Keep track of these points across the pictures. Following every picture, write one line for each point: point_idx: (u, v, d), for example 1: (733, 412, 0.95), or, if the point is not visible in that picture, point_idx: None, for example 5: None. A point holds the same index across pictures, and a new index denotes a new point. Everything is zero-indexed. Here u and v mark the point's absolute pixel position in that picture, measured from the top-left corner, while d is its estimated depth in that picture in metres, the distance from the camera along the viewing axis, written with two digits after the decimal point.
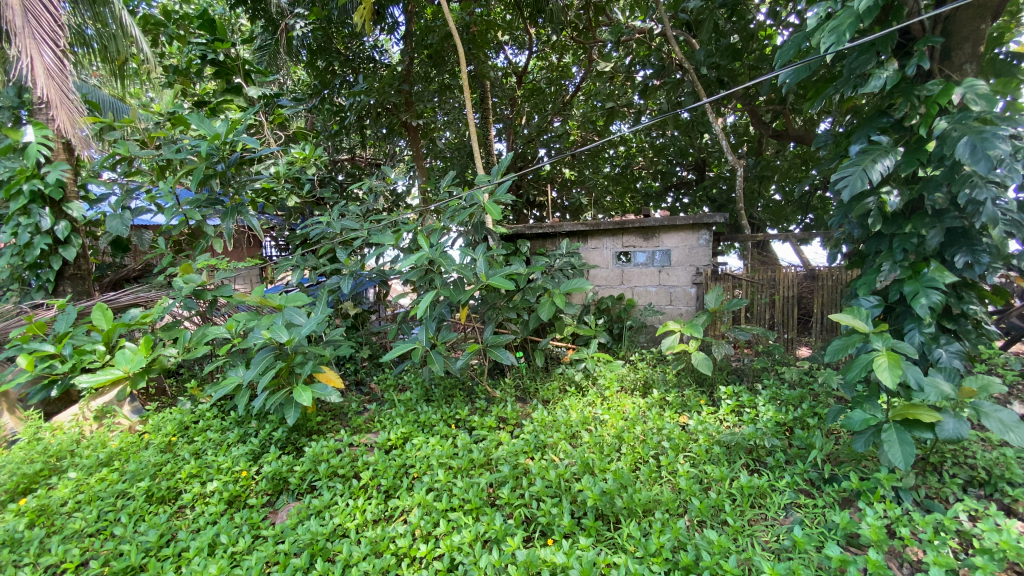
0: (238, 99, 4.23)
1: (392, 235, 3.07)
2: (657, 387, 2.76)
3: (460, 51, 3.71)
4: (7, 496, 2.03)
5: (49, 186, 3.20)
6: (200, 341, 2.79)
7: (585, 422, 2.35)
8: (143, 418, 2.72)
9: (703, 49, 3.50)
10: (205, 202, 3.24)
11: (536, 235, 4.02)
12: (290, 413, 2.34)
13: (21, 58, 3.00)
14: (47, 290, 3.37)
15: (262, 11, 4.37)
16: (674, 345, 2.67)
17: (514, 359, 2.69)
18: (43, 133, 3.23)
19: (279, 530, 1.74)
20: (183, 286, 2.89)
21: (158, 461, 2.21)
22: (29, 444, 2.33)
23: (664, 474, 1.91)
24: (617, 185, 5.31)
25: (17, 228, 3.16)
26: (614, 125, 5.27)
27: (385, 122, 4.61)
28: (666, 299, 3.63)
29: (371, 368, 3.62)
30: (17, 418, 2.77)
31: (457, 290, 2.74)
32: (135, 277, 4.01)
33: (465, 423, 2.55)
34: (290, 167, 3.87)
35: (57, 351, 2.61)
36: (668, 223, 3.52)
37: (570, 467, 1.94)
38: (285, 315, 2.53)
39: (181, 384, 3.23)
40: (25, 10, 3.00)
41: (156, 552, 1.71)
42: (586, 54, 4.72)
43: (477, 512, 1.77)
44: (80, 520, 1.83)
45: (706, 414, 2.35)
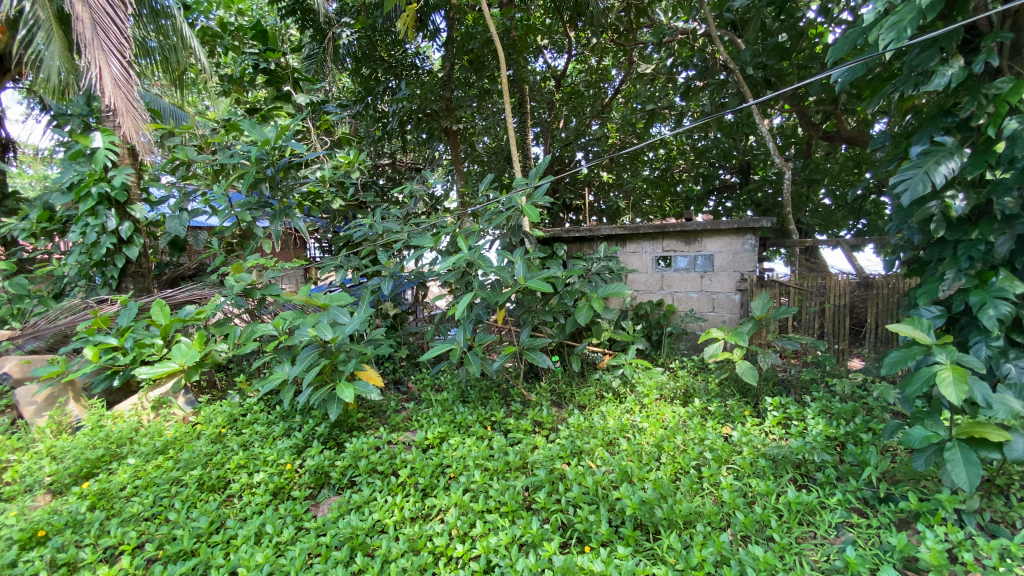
0: (287, 106, 4.41)
1: (432, 238, 3.12)
2: (699, 397, 2.69)
3: (500, 54, 3.72)
4: (72, 479, 2.17)
5: (115, 189, 3.41)
6: (250, 337, 2.92)
7: (623, 430, 2.30)
8: (195, 409, 2.85)
9: (748, 49, 3.42)
10: (256, 204, 3.39)
11: (573, 238, 3.99)
12: (333, 409, 2.41)
13: (91, 68, 3.23)
14: (111, 286, 3.59)
15: (311, 21, 4.57)
16: (717, 353, 2.59)
17: (550, 363, 2.66)
18: (111, 139, 3.45)
19: (321, 522, 1.79)
20: (234, 284, 3.03)
21: (209, 451, 2.32)
22: (93, 430, 2.49)
23: (706, 485, 1.84)
24: (657, 189, 5.21)
25: (86, 229, 3.38)
26: (654, 128, 5.18)
27: (425, 127, 4.69)
28: (708, 306, 3.53)
29: (409, 367, 3.68)
30: (82, 406, 2.97)
31: (494, 292, 2.75)
32: (191, 276, 4.22)
33: (501, 425, 2.55)
34: (335, 171, 3.91)
35: (120, 343, 2.78)
36: (711, 227, 3.43)
37: (608, 475, 1.90)
38: (330, 314, 2.60)
39: (231, 378, 3.37)
40: (94, 23, 3.24)
41: (207, 537, 1.79)
42: (626, 56, 4.68)
43: (513, 515, 1.76)
44: (138, 504, 1.94)
45: (751, 425, 2.26)
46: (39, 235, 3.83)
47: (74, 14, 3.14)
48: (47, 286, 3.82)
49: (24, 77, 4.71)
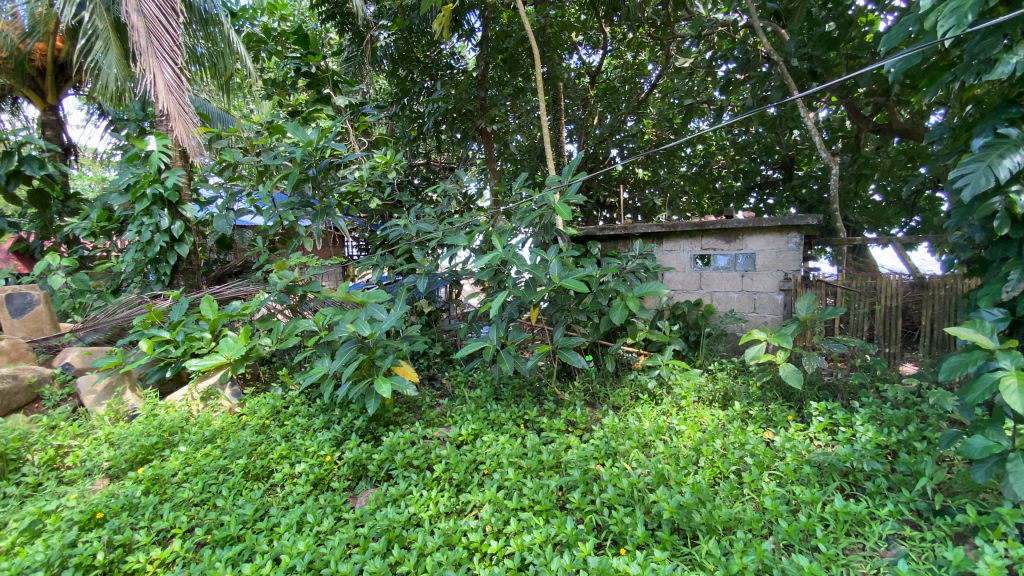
0: (327, 108, 4.54)
1: (466, 236, 3.15)
2: (739, 400, 2.61)
3: (534, 52, 3.70)
4: (129, 464, 2.30)
5: (167, 189, 3.58)
6: (292, 332, 3.02)
7: (659, 432, 2.25)
8: (241, 401, 2.96)
9: (793, 40, 3.28)
10: (298, 204, 3.52)
11: (608, 236, 3.93)
12: (371, 403, 2.47)
13: (146, 75, 3.41)
14: (164, 282, 3.78)
15: (350, 24, 4.69)
16: (760, 355, 2.50)
17: (584, 362, 2.64)
18: (164, 142, 3.63)
19: (359, 514, 1.83)
20: (278, 281, 3.16)
21: (254, 441, 2.41)
22: (147, 418, 2.63)
23: (747, 491, 1.79)
24: (695, 185, 5.09)
25: (142, 228, 3.57)
26: (692, 123, 5.06)
27: (460, 127, 4.71)
28: (749, 306, 3.42)
29: (443, 364, 3.72)
30: (138, 395, 3.10)
31: (528, 291, 2.74)
32: (236, 273, 4.40)
33: (534, 424, 2.54)
34: (373, 171, 3.98)
35: (172, 337, 2.93)
36: (753, 225, 3.32)
37: (644, 477, 1.87)
38: (368, 311, 2.68)
39: (274, 371, 3.48)
40: (149, 31, 3.42)
41: (252, 524, 1.87)
42: (663, 51, 4.60)
43: (547, 514, 1.76)
44: (188, 490, 2.04)
45: (795, 431, 2.18)
46: (99, 234, 4.07)
47: (130, 23, 3.32)
48: (106, 282, 4.06)
49: (85, 84, 5.02)
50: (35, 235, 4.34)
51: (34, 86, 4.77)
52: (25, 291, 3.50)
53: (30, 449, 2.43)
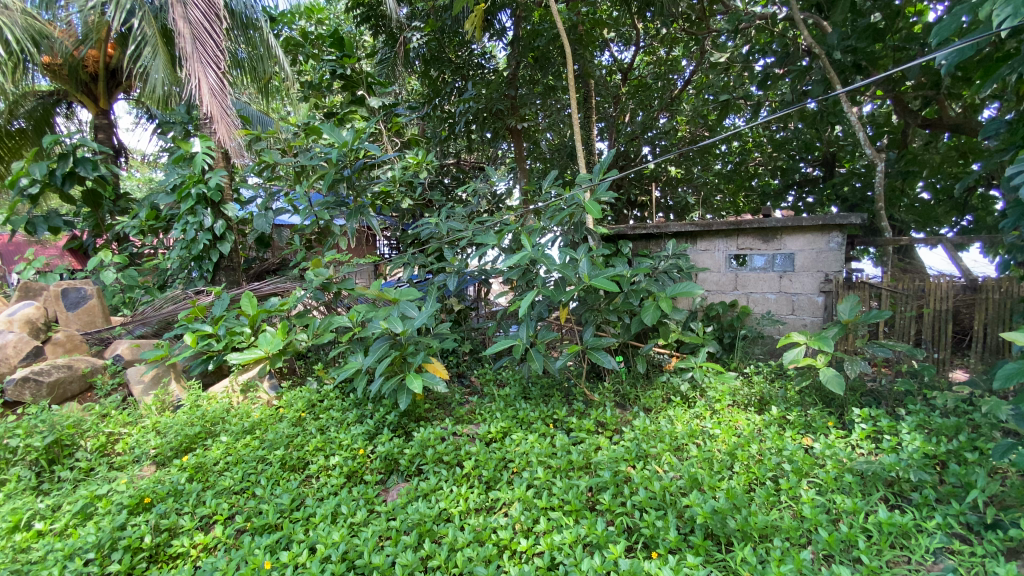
0: (361, 109, 4.63)
1: (496, 235, 3.17)
2: (776, 405, 2.54)
3: (566, 50, 3.68)
4: (174, 452, 2.41)
5: (210, 189, 3.72)
6: (327, 328, 3.10)
7: (693, 435, 2.21)
8: (278, 394, 3.06)
9: (836, 32, 3.15)
10: (334, 203, 3.62)
11: (639, 236, 3.87)
12: (403, 399, 2.52)
13: (192, 80, 3.56)
14: (207, 279, 3.94)
15: (383, 26, 4.79)
16: (799, 359, 2.42)
17: (615, 363, 2.60)
18: (207, 144, 3.78)
19: (391, 507, 1.87)
20: (314, 278, 3.26)
21: (290, 433, 2.48)
22: (191, 409, 2.74)
23: (784, 499, 1.74)
24: (730, 183, 4.96)
25: (187, 226, 3.73)
26: (728, 119, 4.94)
27: (491, 127, 4.72)
28: (788, 308, 3.32)
29: (472, 362, 3.74)
30: (183, 386, 3.23)
31: (558, 290, 2.71)
32: (274, 270, 4.53)
33: (563, 424, 2.53)
34: (405, 171, 4.03)
35: (214, 331, 3.06)
36: (792, 224, 3.22)
37: (676, 481, 1.84)
38: (400, 308, 2.75)
39: (309, 366, 3.57)
40: (195, 38, 3.56)
41: (289, 513, 1.93)
42: (697, 46, 4.51)
43: (577, 515, 1.75)
44: (229, 478, 2.13)
45: (836, 437, 2.10)
46: (147, 232, 4.26)
47: (178, 31, 3.47)
48: (153, 278, 4.26)
49: (135, 89, 5.21)
50: (88, 233, 4.58)
51: (88, 92, 5.01)
52: (79, 286, 3.69)
53: (84, 435, 2.58)
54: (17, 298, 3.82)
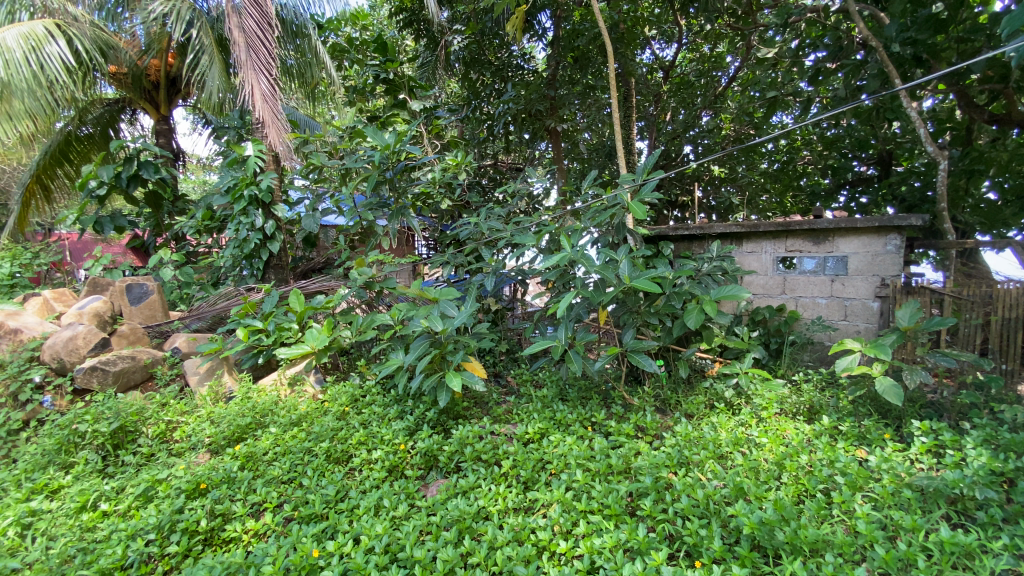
0: (403, 112, 4.75)
1: (534, 236, 3.18)
2: (827, 414, 2.45)
3: (607, 49, 3.64)
4: (227, 441, 2.54)
5: (262, 191, 3.89)
6: (370, 326, 3.20)
7: (738, 443, 2.15)
8: (323, 388, 3.16)
9: (894, 24, 3.01)
10: (376, 204, 3.73)
11: (681, 237, 3.77)
12: (442, 396, 2.56)
13: (245, 86, 3.74)
14: (257, 276, 4.12)
15: (424, 31, 4.93)
16: (852, 367, 2.32)
17: (656, 367, 2.56)
18: (259, 147, 3.95)
19: (431, 503, 1.91)
20: (358, 277, 3.38)
21: (335, 427, 2.56)
22: (242, 400, 2.87)
23: (837, 513, 1.66)
24: (777, 183, 4.79)
25: (239, 226, 3.91)
26: (775, 117, 4.77)
27: (529, 127, 4.72)
28: (840, 314, 3.20)
29: (508, 362, 3.76)
30: (235, 378, 3.39)
31: (597, 292, 2.68)
32: (319, 268, 4.68)
33: (602, 427, 2.50)
34: (444, 173, 4.10)
35: (264, 327, 3.22)
36: (846, 226, 3.10)
37: (720, 489, 1.79)
38: (440, 307, 2.81)
39: (351, 362, 3.65)
40: (248, 46, 3.74)
41: (334, 504, 2.00)
42: (743, 42, 4.39)
43: (617, 519, 1.73)
44: (278, 468, 2.22)
45: (893, 451, 1.99)
46: (203, 232, 4.50)
47: (233, 40, 3.65)
48: (207, 276, 4.49)
49: (192, 96, 5.53)
50: (149, 233, 4.86)
51: (150, 99, 5.33)
52: (142, 282, 3.92)
53: (146, 422, 2.75)
54: (86, 293, 4.08)
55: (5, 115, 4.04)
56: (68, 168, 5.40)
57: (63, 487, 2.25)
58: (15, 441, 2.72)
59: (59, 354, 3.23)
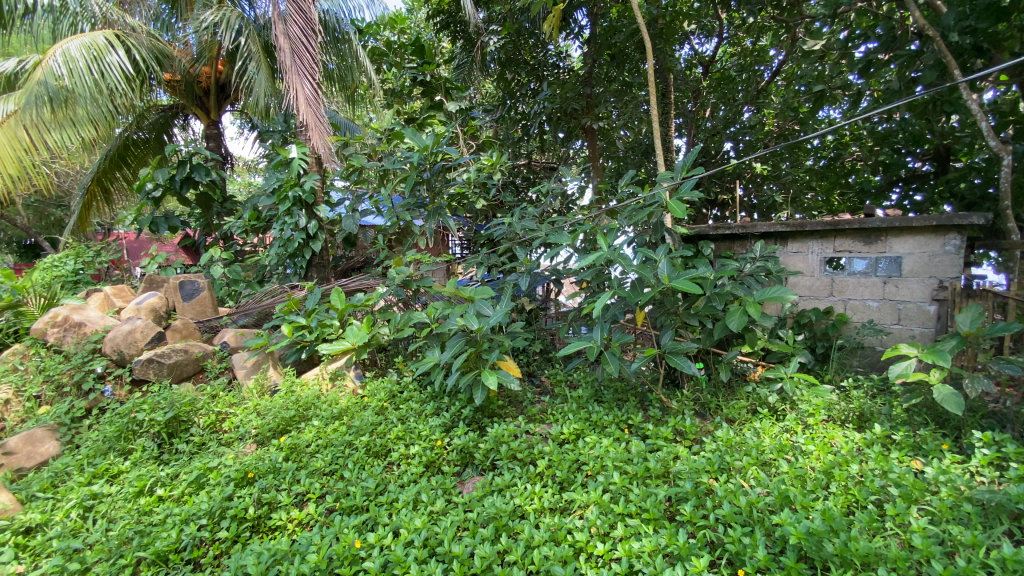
0: (440, 114, 4.82)
1: (569, 236, 3.17)
2: (879, 423, 2.35)
3: (646, 45, 3.58)
4: (273, 433, 2.65)
5: (305, 192, 4.04)
6: (407, 323, 3.28)
7: (782, 451, 2.08)
8: (362, 383, 3.25)
9: (953, 11, 2.84)
10: (414, 205, 3.80)
11: (721, 236, 3.68)
12: (478, 394, 2.59)
13: (290, 91, 3.88)
14: (301, 274, 4.28)
15: (461, 32, 5.01)
16: (908, 373, 2.20)
17: (696, 370, 2.50)
18: (303, 150, 4.09)
19: (468, 499, 1.94)
20: (396, 276, 3.46)
21: (374, 421, 2.63)
22: (287, 393, 2.98)
23: (890, 526, 1.59)
24: (823, 180, 4.62)
25: (284, 226, 4.07)
26: (822, 111, 4.59)
27: (565, 126, 4.71)
28: (893, 317, 3.06)
29: (542, 362, 3.76)
30: (279, 372, 3.51)
31: (635, 292, 2.64)
32: (359, 267, 4.81)
33: (639, 430, 2.47)
34: (479, 173, 4.13)
35: (308, 323, 3.33)
36: (901, 225, 2.95)
37: (764, 497, 1.74)
38: (476, 306, 2.85)
39: (389, 359, 3.72)
40: (293, 52, 3.88)
41: (374, 497, 2.06)
42: (787, 34, 4.23)
43: (656, 524, 1.71)
44: (320, 460, 2.30)
45: (951, 462, 1.89)
46: (250, 231, 4.70)
47: (279, 46, 3.80)
48: (254, 273, 4.68)
49: (239, 102, 5.77)
50: (200, 233, 5.10)
51: (201, 104, 5.58)
52: (194, 279, 4.13)
53: (198, 413, 2.89)
54: (143, 289, 4.31)
55: (70, 121, 4.33)
56: (126, 172, 5.71)
57: (122, 472, 2.40)
58: (79, 427, 2.91)
59: (119, 346, 3.42)
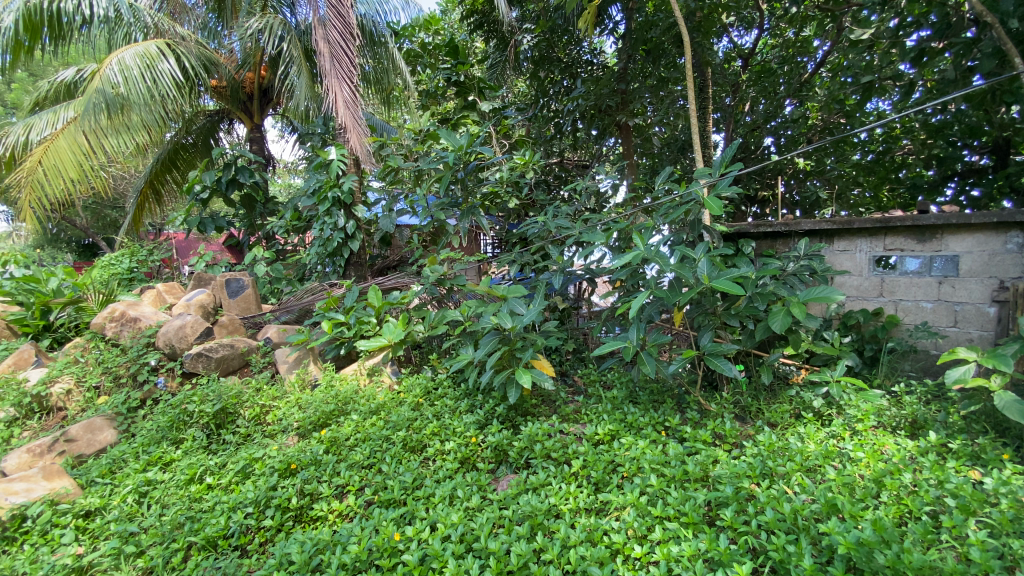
0: (473, 114, 4.87)
1: (603, 234, 3.14)
2: (934, 430, 2.24)
3: (684, 39, 3.51)
4: (314, 426, 2.74)
5: (344, 193, 4.16)
6: (442, 321, 3.34)
7: (828, 457, 2.00)
8: (399, 380, 3.31)
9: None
10: (448, 204, 3.85)
11: (763, 234, 3.57)
12: (512, 392, 2.61)
13: (329, 94, 3.99)
14: (340, 273, 4.41)
15: (495, 32, 5.06)
16: (966, 379, 2.09)
17: (737, 372, 2.44)
18: (342, 151, 4.20)
19: (503, 497, 1.96)
20: (431, 274, 3.52)
21: (410, 417, 2.68)
22: (327, 388, 3.07)
23: (946, 539, 1.51)
24: (871, 175, 4.42)
25: (324, 226, 4.21)
26: (870, 103, 4.39)
27: (598, 123, 4.67)
28: (948, 319, 2.91)
29: (575, 361, 3.74)
30: (320, 367, 3.61)
31: (673, 292, 2.58)
32: (394, 266, 4.91)
33: (676, 432, 2.43)
34: (512, 172, 4.14)
35: (346, 319, 3.44)
36: (958, 222, 2.80)
37: (810, 505, 1.68)
38: (509, 305, 2.87)
39: (423, 356, 3.78)
40: (332, 56, 4.00)
41: (411, 491, 2.10)
42: (833, 24, 4.06)
43: (695, 528, 1.68)
44: (359, 454, 2.37)
45: (1015, 474, 1.78)
46: (291, 231, 4.87)
47: (319, 51, 3.92)
48: (295, 271, 4.86)
49: (280, 105, 5.97)
50: (244, 232, 5.31)
51: (245, 109, 5.81)
52: (239, 277, 4.30)
53: (243, 405, 3.01)
54: (192, 287, 4.52)
55: (125, 127, 4.57)
56: (176, 175, 6.00)
57: (174, 460, 2.53)
58: (135, 417, 3.09)
59: (172, 341, 3.58)
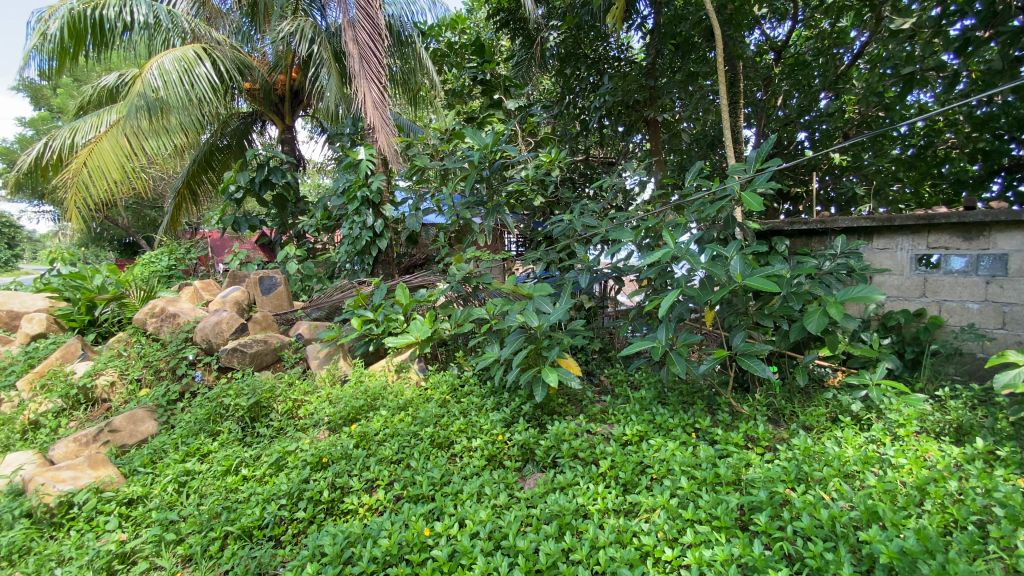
0: (499, 112, 4.88)
1: (631, 232, 3.11)
2: (981, 437, 2.14)
3: (716, 32, 3.43)
4: (344, 421, 2.80)
5: (372, 192, 4.22)
6: (468, 319, 3.37)
7: (868, 462, 1.94)
8: (426, 376, 3.36)
9: None
10: (474, 203, 3.87)
11: (798, 231, 3.49)
12: (539, 391, 2.61)
13: (359, 94, 4.06)
14: (368, 271, 4.49)
15: (521, 30, 5.05)
16: (1017, 385, 1.97)
17: (770, 373, 2.36)
18: (370, 151, 4.28)
19: (530, 495, 1.97)
20: (457, 273, 3.55)
21: (438, 414, 2.71)
22: (356, 383, 3.13)
23: (995, 551, 1.44)
24: (912, 170, 4.23)
25: (353, 225, 4.30)
26: (912, 95, 4.21)
27: (625, 120, 4.62)
28: (996, 321, 2.78)
29: (601, 361, 3.72)
30: (349, 364, 3.68)
31: (704, 291, 2.53)
32: (420, 264, 4.98)
33: (706, 434, 2.39)
34: (538, 170, 4.12)
35: (375, 316, 3.52)
36: (1009, 219, 2.66)
37: (849, 512, 1.63)
38: (535, 303, 2.87)
39: (449, 353, 3.80)
40: (362, 57, 4.07)
41: (439, 486, 2.13)
42: (871, 13, 3.91)
43: (727, 532, 1.65)
44: (388, 449, 2.41)
45: None
46: (321, 230, 4.97)
47: (349, 52, 4.00)
48: (324, 270, 4.97)
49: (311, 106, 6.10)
50: (276, 231, 5.44)
51: (277, 111, 5.95)
52: (272, 275, 4.42)
53: (276, 400, 3.09)
54: (227, 284, 4.67)
55: (164, 129, 4.73)
56: (211, 176, 6.18)
57: (211, 452, 2.63)
58: (174, 409, 3.21)
59: (208, 336, 3.67)
